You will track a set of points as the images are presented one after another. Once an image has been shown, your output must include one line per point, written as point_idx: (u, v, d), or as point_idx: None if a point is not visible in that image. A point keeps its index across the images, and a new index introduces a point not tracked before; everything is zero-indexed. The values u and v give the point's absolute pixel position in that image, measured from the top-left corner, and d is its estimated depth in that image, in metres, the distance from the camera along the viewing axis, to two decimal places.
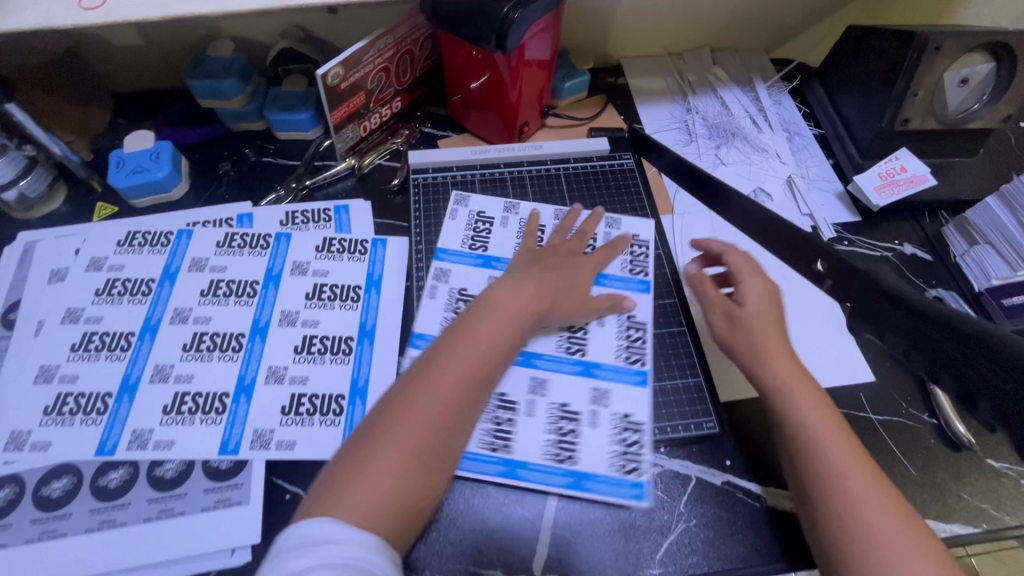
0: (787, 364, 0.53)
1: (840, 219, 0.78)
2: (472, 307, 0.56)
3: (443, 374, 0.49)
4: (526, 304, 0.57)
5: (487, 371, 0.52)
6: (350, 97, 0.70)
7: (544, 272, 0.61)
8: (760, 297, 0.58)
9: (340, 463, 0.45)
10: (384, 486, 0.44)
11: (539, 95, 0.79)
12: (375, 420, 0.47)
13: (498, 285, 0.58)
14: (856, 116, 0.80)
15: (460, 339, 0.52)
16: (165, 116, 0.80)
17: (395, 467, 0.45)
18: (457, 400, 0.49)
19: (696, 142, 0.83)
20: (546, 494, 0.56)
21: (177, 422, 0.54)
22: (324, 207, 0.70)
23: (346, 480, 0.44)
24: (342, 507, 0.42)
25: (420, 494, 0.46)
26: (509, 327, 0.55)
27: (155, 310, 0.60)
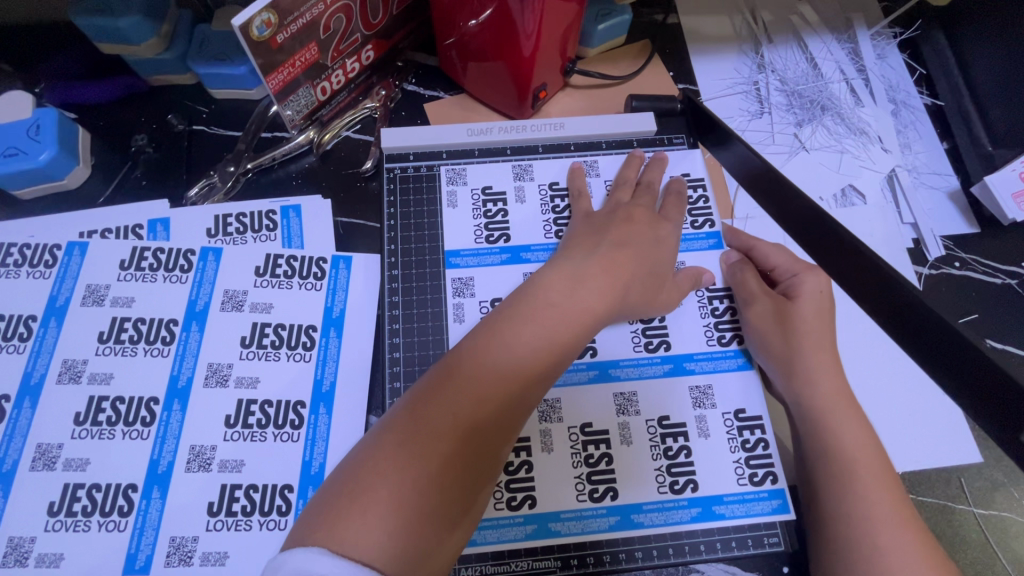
0: (827, 366, 0.45)
1: (952, 233, 0.59)
2: (525, 286, 0.42)
3: (488, 365, 0.36)
4: (600, 284, 0.41)
5: (547, 359, 0.38)
6: (294, 50, 0.49)
7: (616, 252, 0.44)
8: (818, 297, 0.48)
9: (347, 473, 0.33)
10: (403, 509, 0.32)
11: (562, 44, 0.57)
12: (399, 417, 0.35)
13: (552, 267, 0.43)
14: (993, 86, 0.59)
15: (508, 324, 0.38)
16: (55, 62, 0.59)
17: (422, 482, 0.33)
18: (504, 400, 0.36)
19: (770, 114, 0.62)
20: (590, 544, 0.43)
21: (67, 529, 0.40)
22: (267, 208, 0.52)
23: (353, 496, 0.32)
24: (344, 536, 0.30)
25: (450, 525, 0.33)
26: (582, 304, 0.40)
27: (36, 363, 0.44)
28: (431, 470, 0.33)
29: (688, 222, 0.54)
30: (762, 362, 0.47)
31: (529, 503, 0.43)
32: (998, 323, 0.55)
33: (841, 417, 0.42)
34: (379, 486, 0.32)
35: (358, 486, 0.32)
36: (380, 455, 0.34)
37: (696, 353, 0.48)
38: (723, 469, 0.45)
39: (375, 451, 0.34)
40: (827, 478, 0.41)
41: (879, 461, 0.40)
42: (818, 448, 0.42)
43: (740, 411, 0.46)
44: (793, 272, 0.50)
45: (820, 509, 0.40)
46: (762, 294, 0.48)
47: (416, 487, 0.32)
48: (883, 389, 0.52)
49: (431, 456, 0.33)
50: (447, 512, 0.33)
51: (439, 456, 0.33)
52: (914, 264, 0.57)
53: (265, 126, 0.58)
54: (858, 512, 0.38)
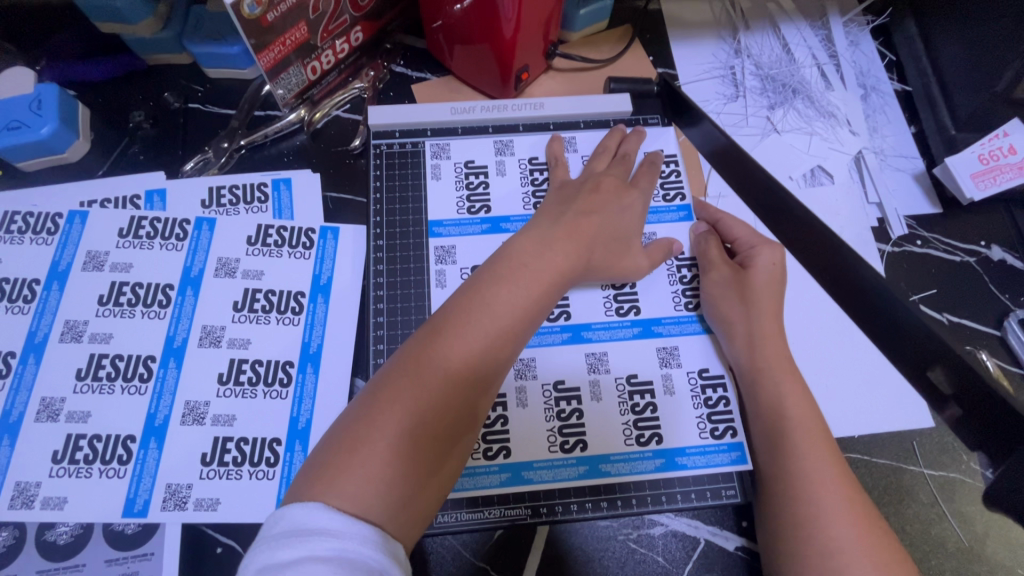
0: (775, 333, 0.47)
1: (915, 211, 0.61)
2: (497, 254, 0.44)
3: (469, 329, 0.39)
4: (567, 253, 0.44)
5: (523, 323, 0.40)
6: (284, 30, 0.51)
7: (581, 220, 0.46)
8: (772, 270, 0.50)
9: (337, 436, 0.36)
10: (393, 464, 0.35)
11: (543, 27, 0.59)
12: (384, 381, 0.37)
13: (520, 235, 0.45)
14: (956, 73, 0.61)
15: (481, 292, 0.40)
16: (55, 41, 0.61)
17: (410, 440, 0.35)
18: (482, 363, 0.39)
19: (744, 97, 0.65)
20: (561, 492, 0.46)
21: (70, 475, 0.43)
22: (259, 180, 0.55)
23: (346, 453, 0.35)
24: (340, 489, 0.33)
25: (436, 475, 0.37)
26: (552, 271, 0.43)
27: (39, 323, 0.47)
28: (415, 429, 0.36)
29: (660, 195, 0.56)
30: (714, 327, 0.50)
31: (504, 453, 0.46)
32: (955, 298, 0.58)
33: (783, 382, 0.45)
34: (367, 446, 0.35)
35: (349, 445, 0.35)
36: (369, 416, 0.36)
37: (664, 318, 0.51)
38: (686, 423, 0.48)
39: (364, 412, 0.36)
40: (767, 439, 0.44)
41: (815, 424, 0.43)
42: (761, 410, 0.45)
43: (705, 370, 0.49)
44: (752, 244, 0.52)
45: (762, 466, 0.44)
46: (721, 263, 0.51)
47: (404, 444, 0.35)
48: (842, 359, 0.55)
49: (416, 416, 0.36)
50: (433, 466, 0.36)
51: (423, 416, 0.36)
52: (878, 240, 0.60)
53: (257, 104, 0.60)
54: (792, 470, 0.41)
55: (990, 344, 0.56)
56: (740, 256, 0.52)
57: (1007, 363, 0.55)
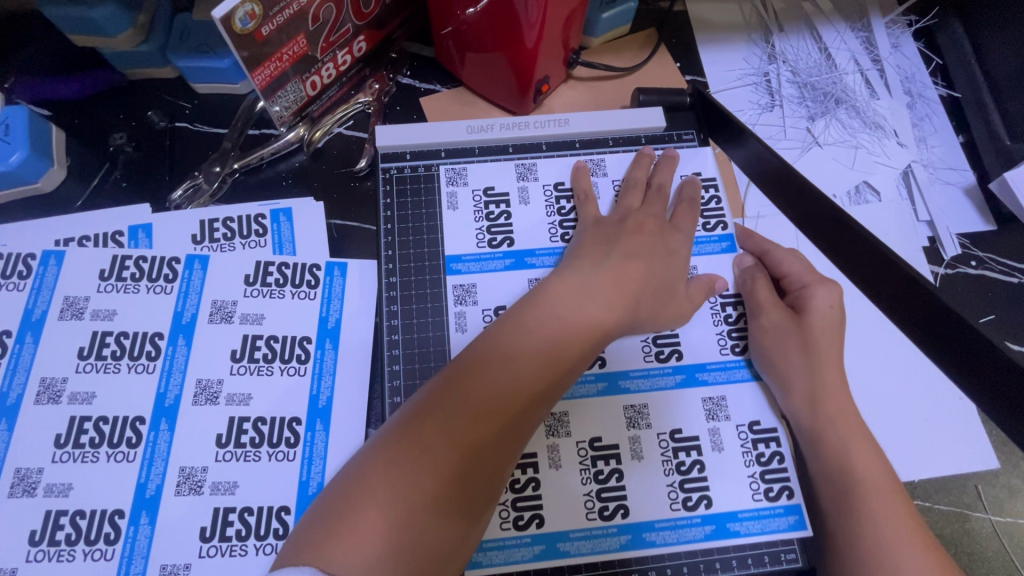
0: (839, 384, 0.43)
1: (968, 230, 0.57)
2: (533, 295, 0.40)
3: (493, 372, 0.35)
4: (608, 293, 0.40)
5: (554, 369, 0.36)
6: (281, 43, 0.46)
7: (626, 264, 0.42)
8: (829, 311, 0.46)
9: (340, 489, 0.32)
10: (398, 527, 0.30)
11: (566, 35, 0.54)
12: (396, 426, 0.34)
13: (557, 279, 0.41)
14: (1011, 78, 0.56)
15: (512, 335, 0.37)
16: (26, 56, 0.55)
17: (420, 504, 0.31)
18: (508, 416, 0.34)
19: (781, 107, 0.60)
20: (603, 566, 0.41)
21: (50, 559, 0.38)
22: (256, 211, 0.49)
23: (347, 509, 0.31)
24: (335, 554, 0.29)
25: (444, 546, 0.31)
26: (591, 311, 0.38)
27: (12, 382, 0.42)
28: (426, 490, 0.31)
29: (700, 224, 0.51)
30: (766, 378, 0.45)
31: (536, 522, 0.41)
32: (1015, 324, 0.54)
33: (854, 447, 0.41)
34: (371, 505, 0.31)
35: (352, 501, 0.31)
36: (376, 467, 0.32)
37: (708, 363, 0.46)
38: (736, 483, 0.43)
39: (371, 461, 0.32)
40: (838, 512, 0.40)
41: (895, 496, 0.39)
42: (829, 476, 0.41)
43: (755, 423, 0.45)
44: (804, 284, 0.48)
45: (833, 545, 0.39)
46: (774, 306, 0.46)
47: (412, 504, 0.31)
48: (898, 395, 0.51)
49: (428, 475, 0.31)
50: (441, 533, 0.31)
51: (436, 475, 0.32)
52: (930, 263, 0.56)
53: (252, 123, 0.55)
54: (875, 557, 0.37)
55: None
56: (791, 297, 0.48)
57: None
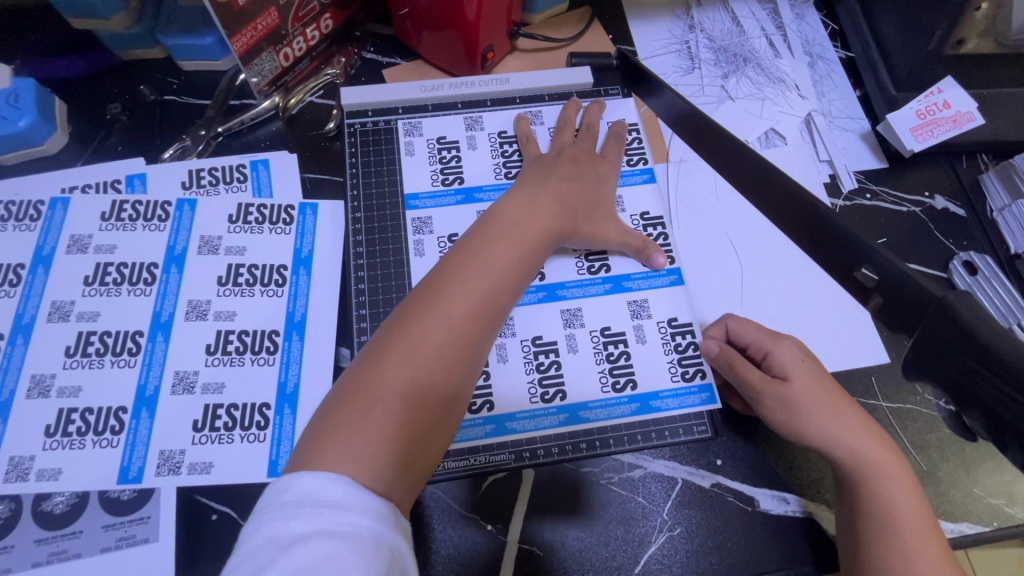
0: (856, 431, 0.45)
1: (863, 167, 0.65)
2: (481, 222, 0.48)
3: (457, 298, 0.41)
4: (547, 216, 0.49)
5: (507, 295, 0.44)
6: (256, 15, 0.54)
7: (561, 184, 0.52)
8: (803, 362, 0.47)
9: (337, 401, 0.37)
10: (395, 430, 0.37)
11: (507, 9, 0.62)
12: (377, 347, 0.39)
13: (508, 198, 0.50)
14: (894, 36, 0.65)
15: (469, 259, 0.44)
16: (30, 40, 0.63)
17: (409, 401, 0.38)
18: (473, 323, 0.42)
19: (700, 69, 0.68)
20: (544, 439, 0.51)
21: (64, 447, 0.44)
22: (237, 162, 0.57)
23: (347, 418, 0.36)
24: (344, 454, 0.35)
25: (431, 437, 0.39)
26: (534, 232, 0.48)
27: (26, 305, 0.48)
28: (413, 390, 0.38)
29: (625, 161, 0.61)
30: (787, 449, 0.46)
31: (487, 406, 0.51)
32: (904, 243, 0.62)
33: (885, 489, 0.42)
34: (368, 407, 0.37)
35: (350, 408, 0.37)
36: (367, 376, 0.38)
37: (633, 274, 0.56)
38: (659, 369, 0.53)
39: (362, 375, 0.38)
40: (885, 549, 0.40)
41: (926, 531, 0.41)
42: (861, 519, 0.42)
43: (673, 319, 0.55)
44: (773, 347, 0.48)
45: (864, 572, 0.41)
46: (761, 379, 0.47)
47: (403, 404, 0.37)
48: (805, 304, 0.58)
49: (412, 377, 0.38)
50: (427, 432, 0.39)
51: (420, 376, 0.39)
52: (830, 196, 0.64)
53: (233, 94, 0.62)
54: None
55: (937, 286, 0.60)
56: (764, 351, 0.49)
57: None
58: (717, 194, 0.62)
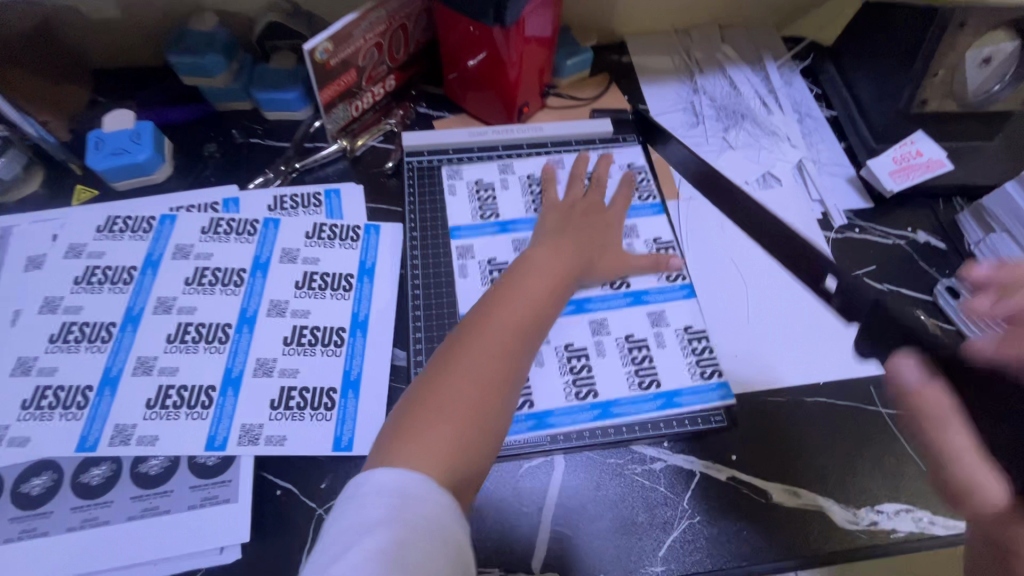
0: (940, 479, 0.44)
1: (851, 207, 0.75)
2: (513, 268, 0.58)
3: (498, 329, 0.51)
4: (567, 260, 0.59)
5: (539, 325, 0.53)
6: (340, 75, 0.66)
7: (574, 233, 0.62)
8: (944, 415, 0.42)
9: (405, 412, 0.46)
10: (454, 434, 0.45)
11: (539, 73, 0.75)
12: (437, 367, 0.48)
13: (535, 246, 0.60)
14: (870, 98, 0.76)
15: (507, 297, 0.53)
16: (147, 94, 0.76)
17: (463, 412, 0.46)
18: (512, 347, 0.50)
19: (704, 123, 0.80)
20: (578, 433, 0.57)
21: (161, 417, 0.51)
22: (314, 191, 0.67)
23: (415, 426, 0.44)
24: (415, 453, 0.43)
25: (484, 442, 0.46)
26: (558, 273, 0.57)
27: (137, 300, 0.57)
28: (466, 400, 0.46)
29: (637, 196, 0.71)
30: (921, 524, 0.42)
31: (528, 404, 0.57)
32: (891, 271, 0.70)
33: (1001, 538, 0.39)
34: (433, 414, 0.45)
35: (416, 417, 0.45)
36: (427, 391, 0.46)
37: (651, 291, 0.64)
38: (678, 369, 0.60)
39: (424, 391, 0.47)
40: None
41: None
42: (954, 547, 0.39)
43: (688, 327, 0.62)
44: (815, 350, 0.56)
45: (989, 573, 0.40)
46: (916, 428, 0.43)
47: (459, 413, 0.45)
48: (806, 321, 0.65)
49: (464, 390, 0.47)
50: (480, 438, 0.46)
51: (470, 390, 0.47)
52: (824, 230, 0.73)
53: (308, 138, 0.74)
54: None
55: (925, 308, 0.67)
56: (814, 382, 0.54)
57: (942, 322, 0.66)
58: (721, 230, 0.70)
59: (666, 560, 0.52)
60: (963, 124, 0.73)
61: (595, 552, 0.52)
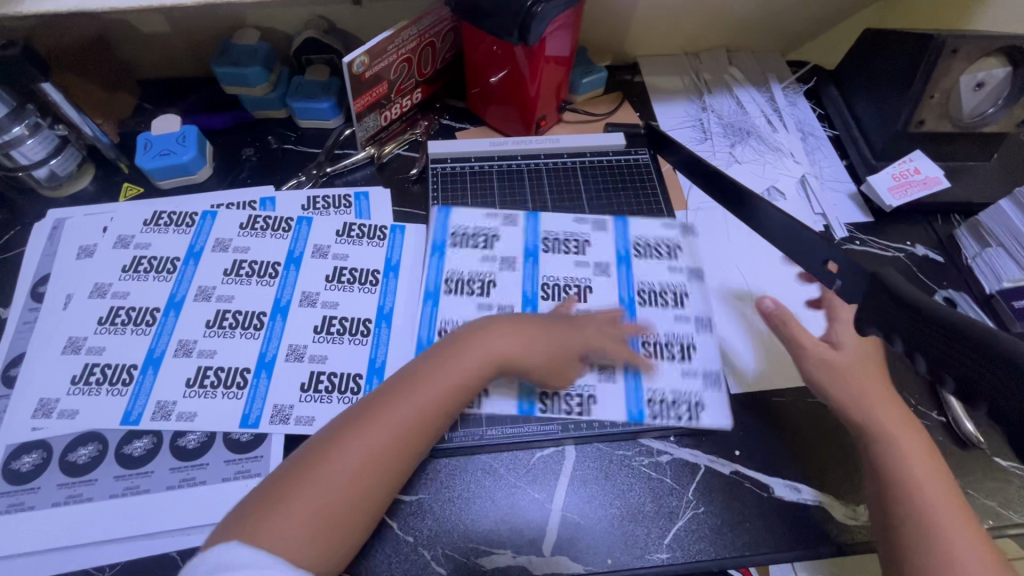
0: (894, 420, 0.53)
1: (853, 220, 0.78)
2: (437, 347, 0.55)
3: (398, 417, 0.48)
4: (505, 345, 0.56)
5: (441, 421, 0.50)
6: (373, 86, 0.71)
7: (524, 317, 0.59)
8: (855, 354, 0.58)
9: (269, 488, 0.43)
10: (315, 521, 0.42)
11: (556, 89, 0.80)
12: (324, 445, 0.46)
13: (475, 325, 0.57)
14: (870, 118, 0.80)
15: (417, 383, 0.51)
16: (191, 101, 0.82)
17: (333, 501, 0.43)
18: (407, 441, 0.48)
19: (711, 140, 0.84)
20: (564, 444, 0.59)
21: (199, 394, 0.55)
22: (344, 193, 0.72)
23: (274, 506, 0.42)
24: (268, 532, 0.41)
25: (344, 534, 0.44)
26: (486, 359, 0.54)
27: (179, 288, 0.61)
28: (340, 491, 0.44)
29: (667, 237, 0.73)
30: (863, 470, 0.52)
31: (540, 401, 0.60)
32: None
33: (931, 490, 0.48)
34: (299, 496, 0.43)
35: (281, 495, 0.43)
36: (304, 470, 0.44)
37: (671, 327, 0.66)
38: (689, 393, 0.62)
39: (300, 468, 0.44)
40: (915, 537, 0.46)
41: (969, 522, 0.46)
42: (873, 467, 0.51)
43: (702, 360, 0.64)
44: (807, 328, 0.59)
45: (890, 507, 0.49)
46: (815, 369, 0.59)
47: (330, 499, 0.43)
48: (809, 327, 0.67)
49: (346, 477, 0.44)
50: (340, 529, 0.43)
51: (348, 479, 0.44)
52: None
53: (338, 146, 0.78)
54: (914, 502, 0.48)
55: None
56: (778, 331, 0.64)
57: None
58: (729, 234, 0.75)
59: (672, 548, 0.54)
60: (959, 144, 0.76)
61: (603, 540, 0.54)
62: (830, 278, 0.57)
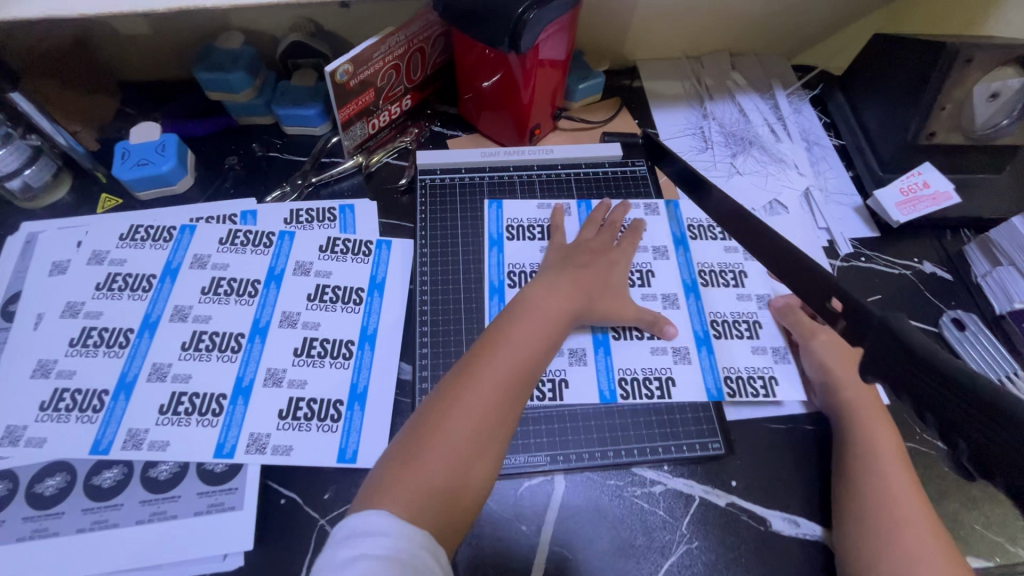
0: (889, 442, 0.54)
1: (858, 235, 0.75)
2: (510, 307, 0.57)
3: (493, 366, 0.50)
4: (564, 299, 0.58)
5: (535, 364, 0.52)
6: (360, 94, 0.69)
7: (578, 272, 0.61)
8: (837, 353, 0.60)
9: (395, 452, 0.46)
10: (442, 476, 0.44)
11: (551, 95, 0.77)
12: (433, 405, 0.48)
13: (533, 285, 0.60)
14: (878, 129, 0.77)
15: (500, 337, 0.53)
16: (173, 108, 0.79)
17: (454, 455, 0.45)
18: (507, 388, 0.49)
19: (712, 149, 0.81)
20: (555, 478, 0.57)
21: (173, 422, 0.53)
22: (329, 206, 0.69)
23: (401, 470, 0.44)
24: (398, 493, 0.43)
25: (469, 487, 0.45)
26: (557, 311, 0.57)
27: (154, 307, 0.59)
28: (456, 444, 0.46)
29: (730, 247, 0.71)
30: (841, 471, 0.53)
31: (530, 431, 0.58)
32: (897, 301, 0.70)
33: (911, 512, 0.49)
34: (422, 454, 0.45)
35: (403, 457, 0.45)
36: (416, 435, 0.47)
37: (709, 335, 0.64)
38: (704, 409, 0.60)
39: (416, 432, 0.47)
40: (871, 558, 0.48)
41: (943, 548, 0.47)
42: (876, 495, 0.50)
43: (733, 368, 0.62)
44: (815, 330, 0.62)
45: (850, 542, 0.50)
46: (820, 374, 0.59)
47: (450, 453, 0.45)
48: None
49: (457, 431, 0.46)
50: (467, 483, 0.45)
51: (460, 433, 0.46)
52: (829, 257, 0.73)
53: (324, 154, 0.75)
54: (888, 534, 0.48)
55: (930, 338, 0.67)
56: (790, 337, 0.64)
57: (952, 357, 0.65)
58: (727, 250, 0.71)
59: None
60: (970, 157, 0.73)
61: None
62: (832, 316, 0.50)
